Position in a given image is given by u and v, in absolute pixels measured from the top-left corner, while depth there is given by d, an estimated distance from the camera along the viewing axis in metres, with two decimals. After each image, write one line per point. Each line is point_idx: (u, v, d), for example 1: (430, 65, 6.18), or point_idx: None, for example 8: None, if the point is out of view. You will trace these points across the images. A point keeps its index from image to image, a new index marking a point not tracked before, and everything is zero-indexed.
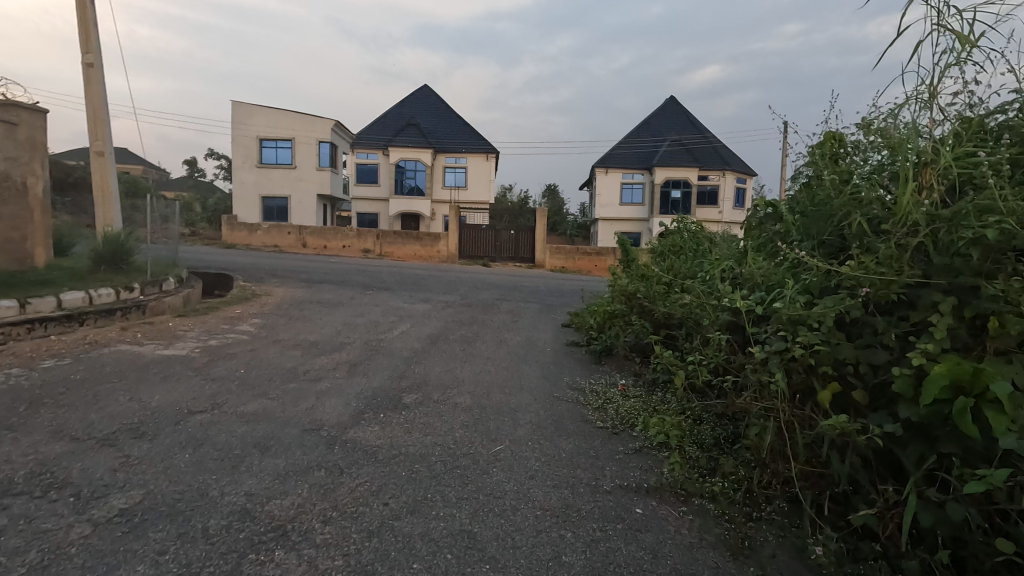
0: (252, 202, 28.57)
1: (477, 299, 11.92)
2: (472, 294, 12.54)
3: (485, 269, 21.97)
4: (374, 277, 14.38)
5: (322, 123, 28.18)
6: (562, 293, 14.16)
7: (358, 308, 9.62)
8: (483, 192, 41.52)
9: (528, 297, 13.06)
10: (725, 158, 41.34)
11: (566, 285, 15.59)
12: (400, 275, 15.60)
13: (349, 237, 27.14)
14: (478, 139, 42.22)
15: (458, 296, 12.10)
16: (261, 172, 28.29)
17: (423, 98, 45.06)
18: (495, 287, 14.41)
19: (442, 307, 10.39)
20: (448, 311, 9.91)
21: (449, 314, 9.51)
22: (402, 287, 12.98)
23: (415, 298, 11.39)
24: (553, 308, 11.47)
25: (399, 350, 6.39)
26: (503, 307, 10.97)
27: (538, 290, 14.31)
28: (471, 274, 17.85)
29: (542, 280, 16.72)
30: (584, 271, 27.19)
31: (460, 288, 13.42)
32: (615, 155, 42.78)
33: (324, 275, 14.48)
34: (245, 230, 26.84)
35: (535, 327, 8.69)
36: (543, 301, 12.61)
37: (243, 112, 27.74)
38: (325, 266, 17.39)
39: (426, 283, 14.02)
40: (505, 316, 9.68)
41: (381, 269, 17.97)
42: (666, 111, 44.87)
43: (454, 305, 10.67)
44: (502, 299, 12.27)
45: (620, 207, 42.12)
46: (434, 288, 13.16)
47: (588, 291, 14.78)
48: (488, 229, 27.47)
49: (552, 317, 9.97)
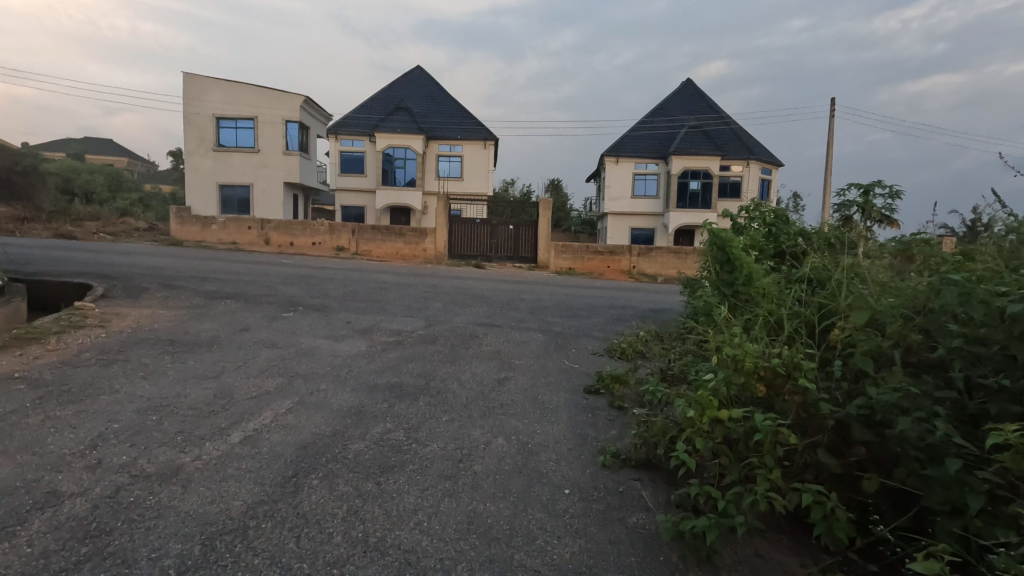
0: (208, 192, 24.40)
1: (450, 326, 7.89)
2: (444, 318, 8.54)
3: (477, 272, 18.09)
4: (317, 288, 10.45)
5: (290, 99, 24.19)
6: (576, 313, 10.19)
7: (234, 353, 5.62)
8: (480, 184, 37.43)
9: (526, 320, 9.04)
10: (750, 147, 37.21)
11: (579, 301, 11.56)
12: (356, 283, 11.65)
13: (320, 232, 23.17)
14: (475, 125, 38.16)
15: (421, 322, 8.05)
16: (219, 157, 24.30)
17: (414, 80, 40.91)
18: (481, 303, 10.38)
19: (384, 347, 6.32)
20: (390, 356, 5.92)
21: (386, 366, 5.46)
22: (346, 306, 8.99)
23: (351, 327, 7.39)
24: (564, 341, 7.45)
25: (165, 537, 2.39)
26: (484, 344, 6.92)
27: (542, 309, 10.26)
28: (455, 281, 13.86)
29: (547, 292, 12.65)
30: (595, 274, 23.23)
31: (430, 307, 9.44)
32: (626, 143, 38.65)
33: (246, 284, 10.51)
34: (199, 224, 22.95)
35: (538, 400, 4.67)
36: (547, 326, 8.60)
37: (197, 87, 23.78)
38: (265, 270, 13.42)
39: (386, 298, 10.07)
40: (486, 368, 5.66)
41: (341, 273, 14.01)
42: (683, 94, 40.63)
43: (407, 342, 6.62)
44: (487, 325, 8.24)
45: (632, 200, 38.07)
46: (392, 307, 9.16)
47: (610, 310, 10.76)
48: (482, 224, 23.52)
49: (566, 367, 5.94)
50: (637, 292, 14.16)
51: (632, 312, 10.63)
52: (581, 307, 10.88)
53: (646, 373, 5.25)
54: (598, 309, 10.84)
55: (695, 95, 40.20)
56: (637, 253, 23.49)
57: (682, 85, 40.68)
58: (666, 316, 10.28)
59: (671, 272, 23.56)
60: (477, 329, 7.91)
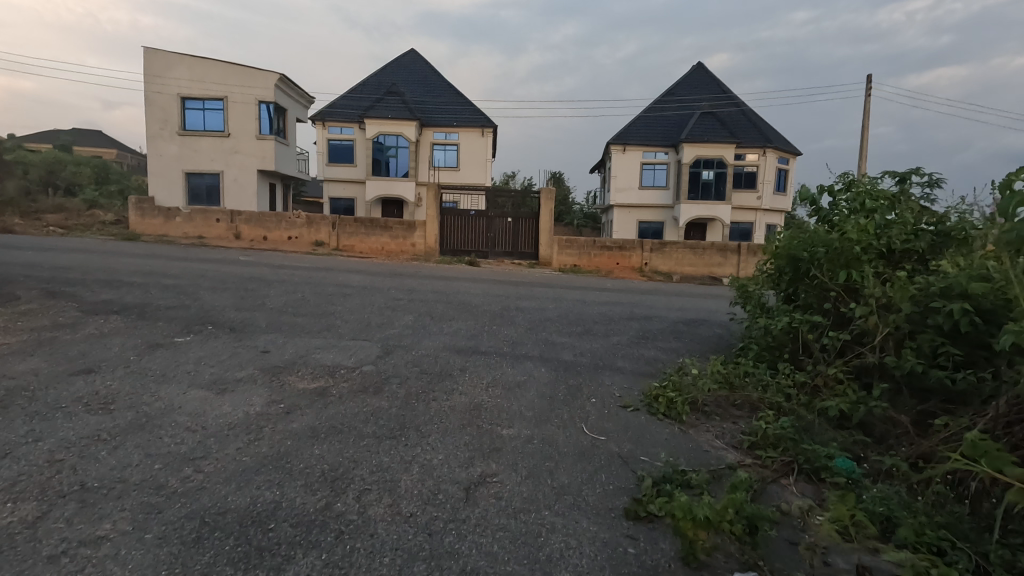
0: (174, 180, 21.89)
1: (413, 358, 5.49)
2: (406, 343, 6.12)
3: (470, 271, 15.77)
4: (252, 296, 8.06)
5: (265, 77, 21.77)
6: (588, 329, 7.77)
7: (13, 430, 3.22)
8: (478, 174, 34.97)
9: (523, 342, 6.64)
10: (766, 134, 34.76)
11: (591, 312, 9.12)
12: (311, 288, 9.28)
13: (297, 225, 20.84)
14: (471, 111, 35.63)
15: (370, 351, 5.63)
16: (185, 142, 21.80)
17: (407, 63, 38.31)
18: (464, 315, 7.95)
19: (288, 409, 3.85)
20: (288, 431, 3.48)
21: (267, 460, 3.03)
22: (277, 323, 6.58)
23: (261, 361, 4.97)
24: (579, 384, 5.02)
25: None
26: (455, 395, 4.46)
27: (545, 324, 7.86)
28: (439, 283, 11.50)
29: (551, 299, 10.24)
30: (603, 271, 20.95)
31: (392, 325, 7.03)
32: (633, 129, 36.18)
33: (162, 290, 8.12)
34: (161, 216, 20.59)
35: (539, 566, 2.29)
36: (551, 353, 6.21)
37: (161, 62, 21.34)
38: (207, 268, 11.01)
39: (339, 310, 7.65)
40: (449, 457, 3.25)
41: (301, 273, 11.62)
42: (694, 77, 38.07)
43: (332, 397, 4.18)
44: (466, 355, 5.81)
45: (640, 191, 35.63)
46: (341, 325, 6.76)
47: (631, 325, 8.34)
48: (478, 216, 21.16)
49: (589, 453, 3.48)
50: (660, 297, 11.76)
51: (660, 329, 8.20)
52: (593, 320, 8.47)
53: (750, 491, 2.99)
54: (616, 323, 8.40)
55: (707, 78, 37.67)
56: (650, 249, 21.32)
57: (693, 68, 38.08)
58: (706, 336, 7.87)
59: (686, 269, 21.51)
60: (449, 361, 5.48)
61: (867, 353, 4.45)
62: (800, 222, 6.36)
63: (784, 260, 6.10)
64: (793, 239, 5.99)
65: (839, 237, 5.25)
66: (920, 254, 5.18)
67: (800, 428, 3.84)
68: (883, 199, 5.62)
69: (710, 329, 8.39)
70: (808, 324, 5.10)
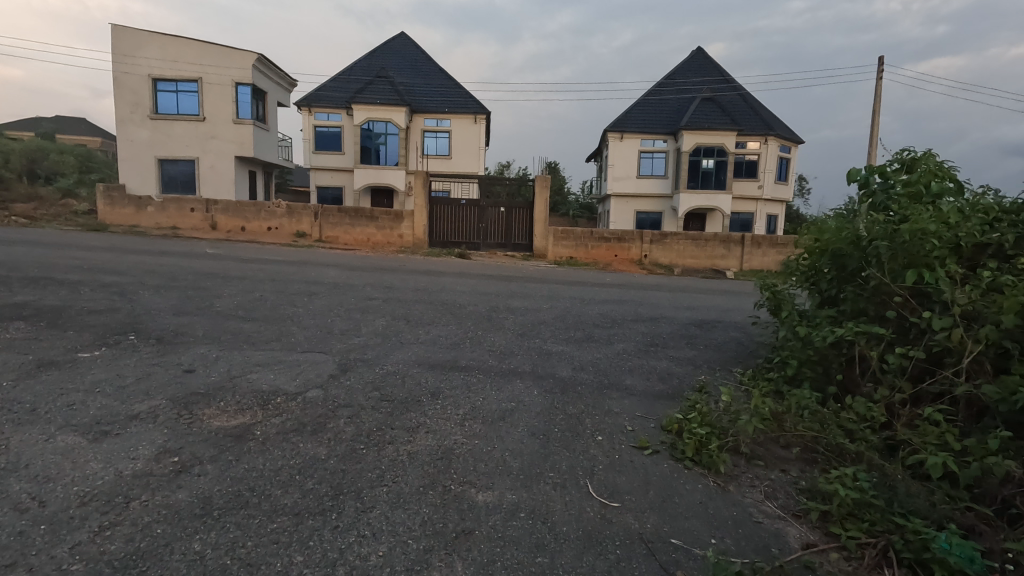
0: (146, 167, 20.61)
1: (375, 379, 4.42)
2: (371, 357, 5.05)
3: (459, 264, 14.70)
4: (201, 297, 6.98)
5: (242, 57, 20.49)
6: (588, 335, 6.71)
7: None
8: (470, 162, 33.74)
9: (512, 353, 5.58)
10: (768, 121, 33.66)
11: (591, 313, 8.06)
12: (276, 286, 8.21)
13: (277, 215, 19.67)
14: (464, 97, 34.34)
15: (323, 369, 4.56)
16: (157, 127, 20.50)
17: (397, 47, 36.91)
18: (446, 318, 6.89)
19: (179, 466, 2.78)
20: (167, 507, 2.43)
21: (106, 574, 1.99)
22: (218, 330, 5.50)
23: (175, 386, 3.89)
24: (580, 414, 3.97)
25: None
26: (418, 436, 3.39)
27: (539, 329, 6.81)
28: (423, 279, 10.44)
29: (545, 297, 9.19)
30: (601, 264, 19.93)
31: (358, 332, 5.97)
32: (631, 117, 35.02)
33: (97, 289, 7.01)
34: (132, 205, 19.37)
35: None
36: (546, 368, 5.17)
37: (131, 41, 19.99)
38: (163, 262, 9.88)
39: (299, 313, 6.56)
40: (394, 555, 2.21)
41: (270, 267, 10.51)
42: (693, 63, 36.87)
43: (250, 444, 3.11)
44: (442, 373, 4.75)
45: (637, 180, 34.52)
46: (295, 333, 5.69)
47: (638, 329, 7.28)
48: (468, 205, 20.03)
49: (598, 537, 2.44)
50: (665, 295, 10.74)
51: (671, 334, 7.16)
52: (593, 323, 7.40)
53: None
54: (621, 327, 7.34)
55: (707, 64, 36.49)
56: (650, 240, 20.30)
57: (693, 53, 36.86)
58: (725, 344, 6.83)
59: (688, 261, 20.54)
60: (418, 383, 4.41)
61: (955, 380, 3.42)
62: (842, 212, 5.35)
63: (825, 257, 5.10)
64: (836, 231, 4.98)
65: (901, 228, 4.24)
66: (1001, 249, 4.19)
67: (881, 486, 2.84)
68: (949, 181, 4.61)
69: (727, 335, 7.37)
70: (865, 338, 4.08)
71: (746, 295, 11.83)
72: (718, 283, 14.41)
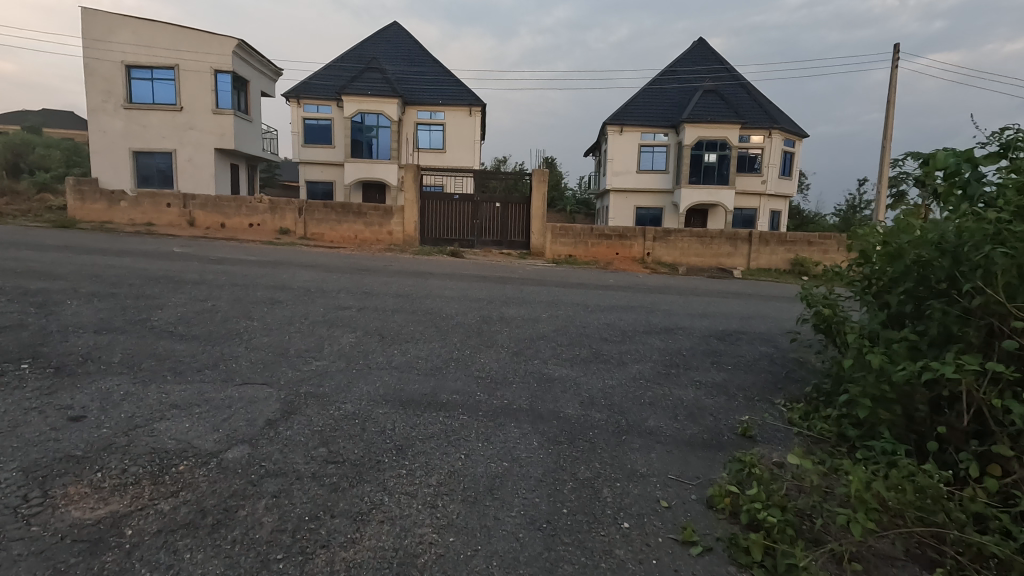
0: (119, 160, 19.41)
1: (323, 429, 3.35)
2: (327, 392, 3.98)
3: (452, 264, 13.67)
4: (141, 308, 5.91)
5: (221, 42, 19.31)
6: (596, 354, 5.63)
7: None
8: (465, 156, 32.62)
9: (505, 382, 4.52)
10: (772, 115, 32.66)
11: (598, 325, 6.98)
12: (238, 292, 7.15)
13: (259, 210, 18.57)
14: (458, 89, 33.19)
15: (258, 413, 3.49)
16: (131, 117, 19.28)
17: (389, 36, 35.67)
18: (429, 334, 5.83)
19: None
20: None
21: None
22: (141, 355, 4.40)
23: (37, 451, 2.82)
24: (596, 482, 2.94)
25: None
26: (365, 537, 2.33)
27: (538, 347, 5.73)
28: (409, 282, 9.39)
29: (544, 304, 8.14)
30: (601, 262, 18.93)
31: (319, 354, 4.89)
32: (631, 109, 33.94)
33: (16, 298, 5.91)
34: (104, 200, 18.21)
35: None
36: (549, 403, 4.12)
37: (102, 25, 18.74)
38: (114, 263, 8.77)
39: (250, 328, 5.48)
40: None
41: (237, 268, 9.41)
42: (695, 54, 35.81)
43: (106, 559, 2.08)
44: (415, 417, 3.67)
45: (638, 175, 33.50)
46: (238, 357, 4.61)
47: (653, 345, 6.21)
48: (462, 200, 18.95)
49: None
50: (675, 300, 9.69)
51: (692, 351, 6.10)
52: (601, 337, 6.34)
53: None
54: (634, 341, 6.26)
55: (709, 55, 35.45)
56: (653, 238, 19.33)
57: (694, 44, 35.78)
58: (757, 365, 5.77)
59: (693, 259, 19.55)
60: (380, 436, 3.34)
61: None
62: (913, 210, 4.33)
63: (898, 264, 4.07)
64: (914, 234, 3.94)
65: (1012, 227, 3.21)
66: None
67: None
68: None
69: (757, 352, 6.32)
70: (979, 378, 3.03)
71: (762, 299, 10.83)
72: (729, 285, 13.43)
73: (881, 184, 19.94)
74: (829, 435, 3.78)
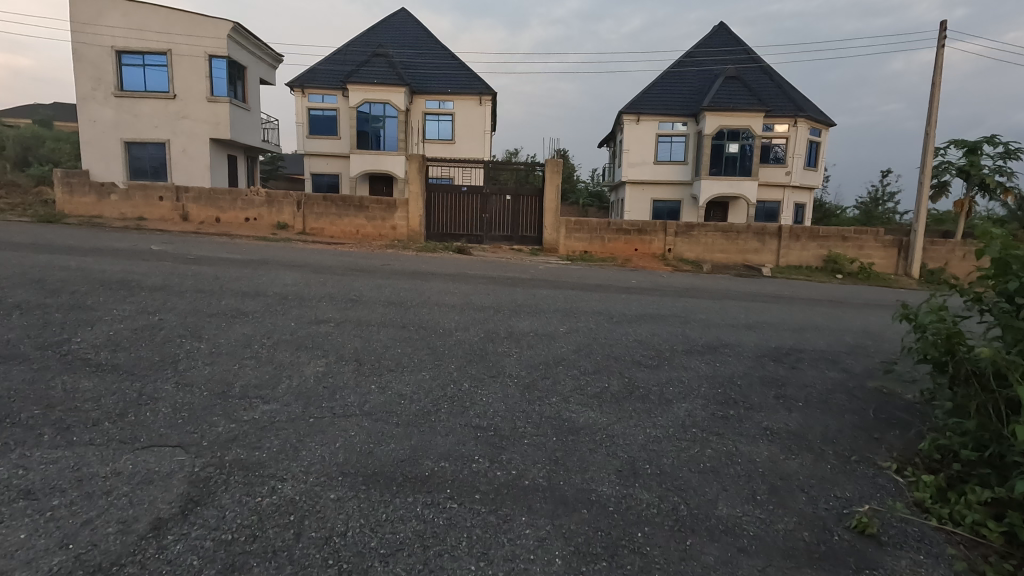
0: (111, 151, 18.45)
1: (232, 542, 2.20)
2: (260, 462, 2.83)
3: (457, 262, 12.50)
4: (69, 325, 4.81)
5: (216, 26, 18.26)
6: (629, 388, 4.41)
7: None
8: (475, 147, 31.36)
9: (512, 439, 3.33)
10: (797, 102, 31.01)
11: (626, 343, 5.75)
12: (200, 301, 6.03)
13: (255, 203, 17.53)
14: (468, 77, 31.92)
15: (138, 515, 2.32)
16: (122, 105, 18.28)
17: (397, 23, 34.46)
18: (420, 359, 4.66)
19: None
20: None
21: None
22: (25, 402, 3.28)
23: None
24: None
25: None
26: None
27: (556, 377, 4.52)
28: (406, 286, 8.22)
29: (560, 313, 6.95)
30: (619, 259, 17.67)
31: (268, 393, 3.73)
32: (649, 97, 32.46)
33: None
34: (93, 193, 17.29)
35: None
36: (576, 477, 2.92)
37: (91, 8, 17.78)
38: (72, 264, 7.73)
39: (191, 354, 4.33)
40: None
41: (211, 270, 8.34)
42: (715, 40, 34.21)
43: None
44: (376, 512, 2.49)
45: (655, 166, 32.06)
46: (159, 400, 3.46)
47: (699, 372, 4.98)
48: (470, 192, 17.73)
49: None
50: (711, 307, 8.45)
51: (748, 381, 4.86)
52: (633, 361, 5.12)
53: None
54: (674, 368, 5.03)
55: (730, 40, 33.84)
56: (674, 232, 18.03)
57: (715, 29, 34.14)
58: (835, 403, 4.51)
59: (717, 256, 18.24)
60: (317, 554, 2.18)
61: None
62: None
63: None
64: None
65: None
66: None
67: None
68: None
69: (828, 382, 5.05)
70: None
71: (806, 306, 9.55)
72: (763, 287, 12.15)
73: (923, 173, 18.41)
74: (993, 537, 2.55)
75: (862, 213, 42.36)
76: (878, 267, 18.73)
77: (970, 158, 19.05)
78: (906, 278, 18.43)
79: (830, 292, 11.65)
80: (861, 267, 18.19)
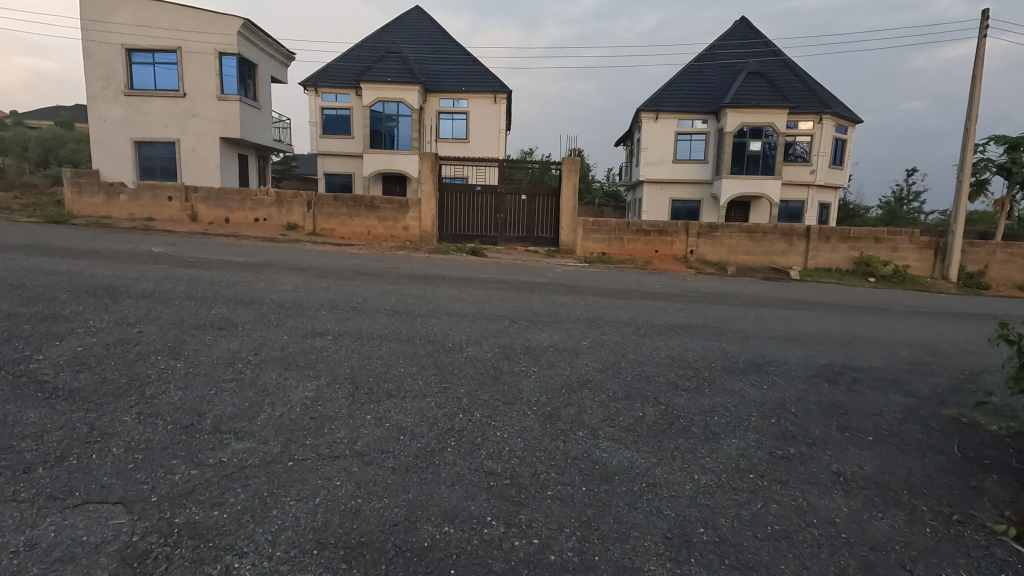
0: (120, 151, 18.20)
1: None
2: (217, 529, 2.25)
3: (470, 264, 11.92)
4: (36, 340, 4.30)
5: (225, 22, 17.90)
6: (668, 419, 3.77)
7: None
8: (489, 146, 30.79)
9: (532, 491, 2.72)
10: (823, 98, 29.96)
11: (659, 361, 5.10)
12: (190, 311, 5.52)
13: (264, 203, 17.14)
14: (482, 75, 31.37)
15: None
16: (132, 104, 18.02)
17: (410, 21, 34.01)
18: (424, 382, 4.07)
19: None
20: None
21: None
22: None
23: None
24: None
25: None
26: None
27: (582, 404, 3.90)
28: (415, 292, 7.67)
29: (583, 324, 6.33)
30: (638, 261, 16.98)
31: (244, 427, 3.16)
32: (667, 94, 31.63)
33: None
34: (103, 193, 17.03)
35: None
36: (614, 553, 2.30)
37: (101, 6, 17.53)
38: (62, 268, 7.29)
39: (162, 375, 3.78)
40: None
41: (209, 274, 7.85)
42: (737, 35, 33.24)
43: None
44: None
45: (674, 165, 31.22)
46: (112, 439, 2.91)
47: (745, 397, 4.32)
48: (483, 192, 17.15)
49: None
50: (745, 316, 7.75)
51: (805, 409, 4.19)
52: (669, 384, 4.48)
53: None
54: (717, 392, 4.38)
55: (752, 35, 32.84)
56: (696, 233, 17.28)
57: (736, 24, 33.17)
58: (911, 437, 3.83)
59: (741, 258, 17.45)
60: None
61: None
62: None
63: None
64: None
65: None
66: None
67: None
68: None
69: (896, 410, 4.35)
70: None
71: (847, 314, 8.79)
72: (795, 292, 11.40)
73: (961, 171, 17.43)
74: None
75: (888, 214, 41.02)
76: (913, 269, 17.77)
77: (1012, 155, 18.01)
78: (943, 281, 17.45)
79: (868, 298, 10.87)
80: (895, 270, 17.26)
